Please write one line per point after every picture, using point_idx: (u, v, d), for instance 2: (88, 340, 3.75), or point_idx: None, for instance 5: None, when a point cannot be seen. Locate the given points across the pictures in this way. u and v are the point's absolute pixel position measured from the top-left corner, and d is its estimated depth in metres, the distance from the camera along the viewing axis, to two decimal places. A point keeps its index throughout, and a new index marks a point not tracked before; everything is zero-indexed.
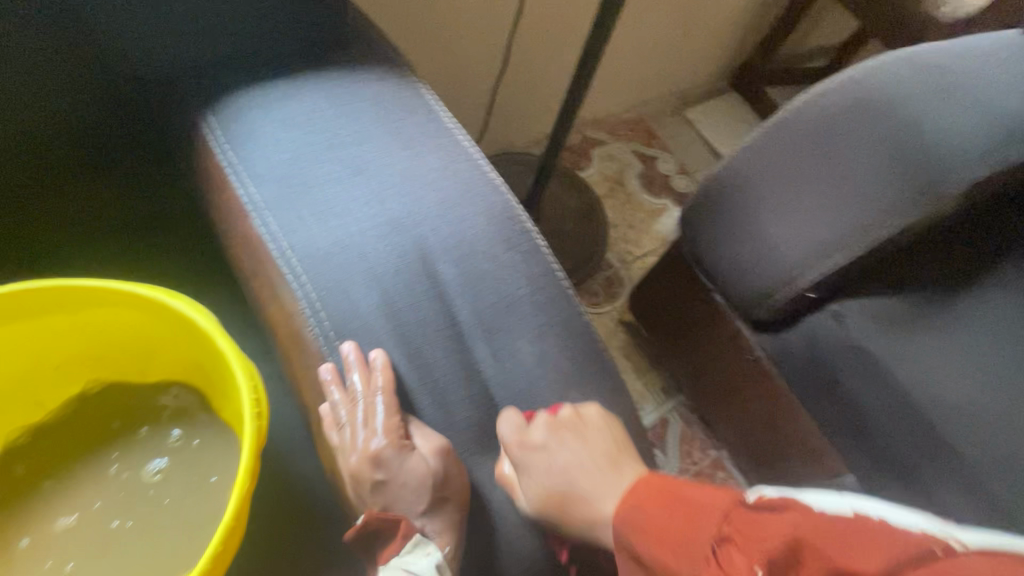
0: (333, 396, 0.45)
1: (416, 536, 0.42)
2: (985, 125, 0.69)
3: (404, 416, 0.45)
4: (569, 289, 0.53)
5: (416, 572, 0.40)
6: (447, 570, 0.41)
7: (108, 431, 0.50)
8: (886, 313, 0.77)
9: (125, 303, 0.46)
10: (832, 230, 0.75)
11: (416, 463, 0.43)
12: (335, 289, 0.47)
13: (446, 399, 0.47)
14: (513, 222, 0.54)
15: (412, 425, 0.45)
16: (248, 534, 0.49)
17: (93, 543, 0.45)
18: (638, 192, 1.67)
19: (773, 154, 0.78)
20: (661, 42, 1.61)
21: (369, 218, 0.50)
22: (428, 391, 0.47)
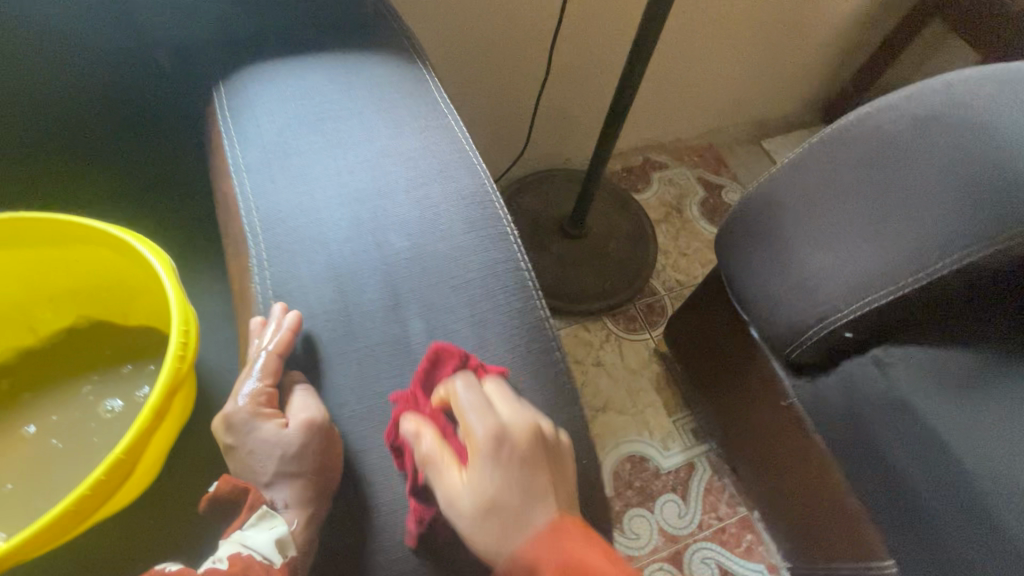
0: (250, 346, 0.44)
1: (262, 508, 0.39)
2: None
3: (317, 386, 0.43)
4: (529, 281, 0.50)
5: (251, 545, 0.37)
6: (290, 550, 0.38)
7: (81, 364, 0.53)
8: (941, 367, 0.66)
9: (105, 244, 0.49)
10: (877, 262, 0.66)
11: (275, 429, 0.41)
12: (285, 249, 0.47)
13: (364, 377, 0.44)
14: (482, 206, 0.52)
15: (296, 391, 0.43)
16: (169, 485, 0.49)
17: (38, 466, 0.48)
18: (697, 220, 1.57)
19: (818, 174, 0.71)
20: (737, 67, 1.53)
21: (334, 186, 0.51)
22: (347, 366, 0.44)
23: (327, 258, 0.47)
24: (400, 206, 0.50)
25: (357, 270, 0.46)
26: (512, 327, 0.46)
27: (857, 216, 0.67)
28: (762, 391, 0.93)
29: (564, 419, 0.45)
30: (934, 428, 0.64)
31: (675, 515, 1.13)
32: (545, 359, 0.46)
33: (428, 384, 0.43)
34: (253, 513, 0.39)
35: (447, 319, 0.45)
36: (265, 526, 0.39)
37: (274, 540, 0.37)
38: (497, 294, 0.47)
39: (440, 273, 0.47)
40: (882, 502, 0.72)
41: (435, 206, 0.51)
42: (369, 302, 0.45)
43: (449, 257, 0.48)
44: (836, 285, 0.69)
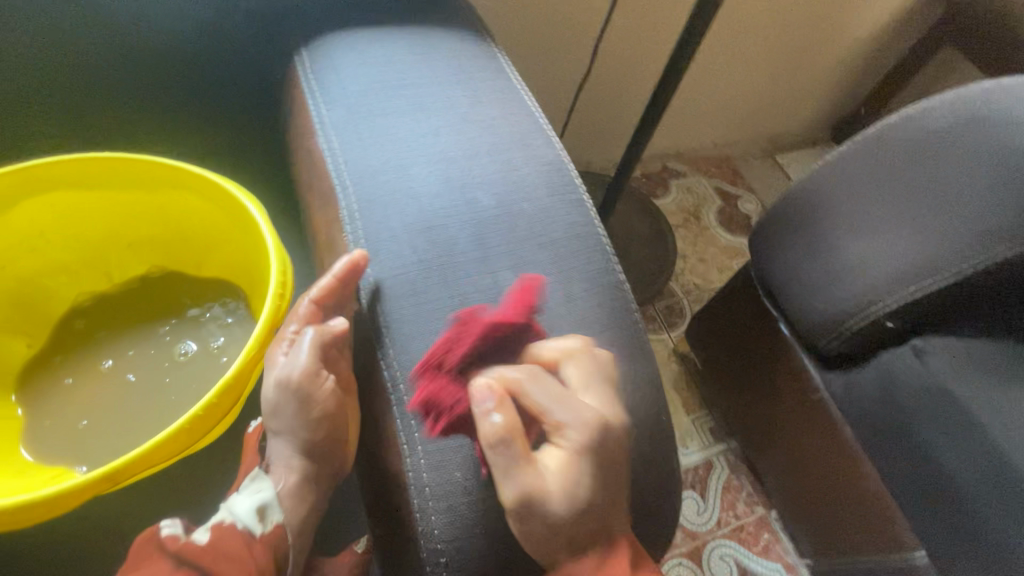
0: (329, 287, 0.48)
1: (256, 471, 0.49)
2: None
3: (409, 330, 0.44)
4: (607, 245, 0.51)
5: (236, 511, 0.45)
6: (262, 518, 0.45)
7: (154, 309, 0.53)
8: (977, 357, 0.69)
9: (195, 189, 0.50)
10: (922, 253, 0.68)
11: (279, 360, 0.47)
12: (375, 201, 0.49)
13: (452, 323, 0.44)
14: (561, 174, 0.54)
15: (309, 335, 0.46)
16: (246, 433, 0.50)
17: (113, 404, 0.48)
18: (715, 228, 1.60)
19: (862, 170, 0.74)
20: (760, 82, 1.57)
21: (421, 147, 0.52)
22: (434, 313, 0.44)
23: (418, 211, 0.48)
24: (486, 168, 0.52)
25: (447, 223, 0.48)
26: (595, 286, 0.48)
27: (903, 209, 0.70)
28: (788, 386, 0.94)
29: (644, 375, 0.46)
30: (973, 416, 0.66)
31: (694, 512, 1.14)
32: (625, 318, 0.48)
33: (520, 331, 0.44)
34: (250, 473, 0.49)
35: (535, 273, 0.47)
36: (251, 490, 0.46)
37: (256, 509, 0.45)
38: (579, 255, 0.49)
39: (526, 231, 0.49)
40: (916, 492, 0.73)
41: (518, 170, 0.52)
42: (460, 253, 0.46)
43: (535, 218, 0.50)
44: (879, 276, 0.71)
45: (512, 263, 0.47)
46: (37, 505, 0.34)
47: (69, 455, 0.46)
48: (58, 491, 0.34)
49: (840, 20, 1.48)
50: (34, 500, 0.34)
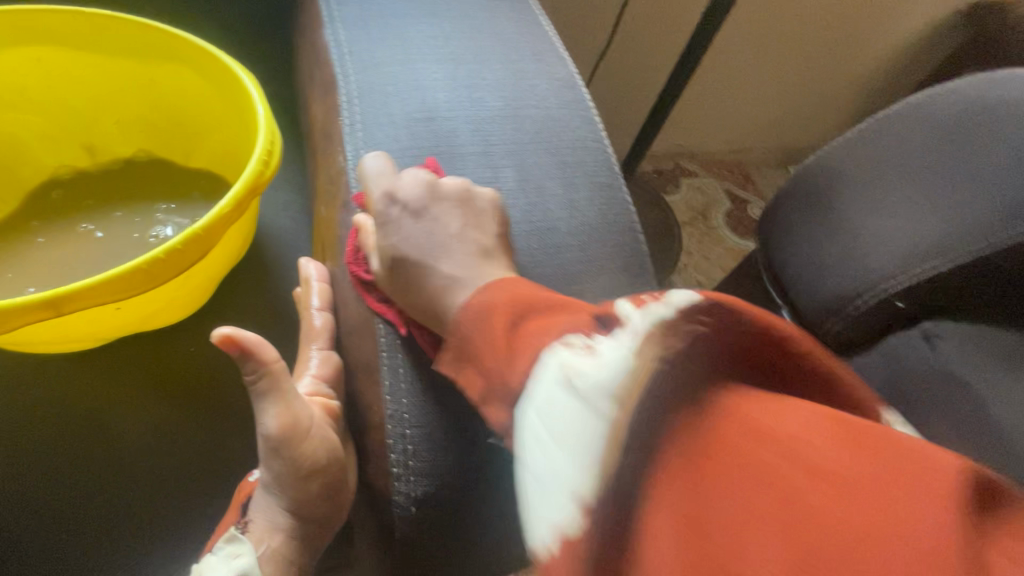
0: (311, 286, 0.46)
1: (231, 532, 0.42)
2: None
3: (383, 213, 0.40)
4: (614, 163, 0.48)
5: None
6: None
7: (131, 190, 0.51)
8: (987, 343, 0.67)
9: (191, 63, 0.48)
10: (941, 228, 0.65)
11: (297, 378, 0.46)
12: (376, 89, 0.46)
13: (433, 210, 0.41)
14: (573, 89, 0.51)
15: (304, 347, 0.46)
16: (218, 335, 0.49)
17: (75, 271, 0.45)
18: (722, 229, 1.58)
19: (886, 142, 0.70)
20: (780, 88, 1.56)
21: (430, 47, 0.50)
22: (419, 199, 0.41)
23: (419, 103, 0.46)
24: (495, 73, 0.49)
25: (449, 117, 0.45)
26: (599, 196, 0.45)
27: (925, 181, 0.67)
28: None
29: (644, 293, 0.43)
30: (992, 404, 0.63)
31: None
32: (628, 233, 0.45)
33: (517, 227, 0.41)
34: (221, 535, 0.42)
35: (538, 175, 0.44)
36: (228, 554, 0.42)
37: None
38: (586, 166, 0.46)
39: (531, 134, 0.46)
40: None
41: (529, 80, 0.50)
42: (459, 145, 0.44)
43: (542, 124, 0.47)
44: (891, 251, 0.68)
45: (513, 161, 0.44)
46: None
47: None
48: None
49: (867, 30, 1.46)
50: None
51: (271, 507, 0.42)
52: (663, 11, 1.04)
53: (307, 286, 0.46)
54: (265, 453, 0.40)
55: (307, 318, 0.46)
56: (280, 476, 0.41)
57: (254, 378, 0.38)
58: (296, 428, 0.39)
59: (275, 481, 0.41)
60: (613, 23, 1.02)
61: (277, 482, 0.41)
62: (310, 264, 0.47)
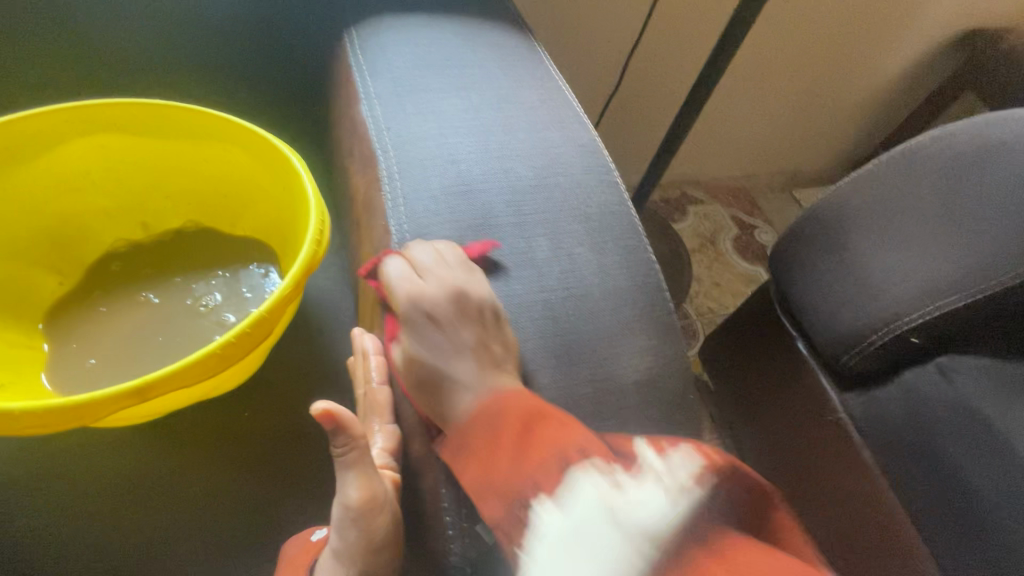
0: (371, 361, 0.48)
1: None
2: None
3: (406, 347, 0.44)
4: (638, 225, 0.51)
5: None
6: None
7: (182, 260, 0.54)
8: (1003, 376, 0.69)
9: (241, 144, 0.52)
10: (950, 267, 0.67)
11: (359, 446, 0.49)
12: (415, 165, 0.50)
13: (471, 282, 0.43)
14: (595, 155, 0.54)
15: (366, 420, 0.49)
16: (269, 398, 0.52)
17: (135, 341, 0.48)
18: (730, 255, 1.61)
19: (895, 181, 0.73)
20: (781, 116, 1.60)
21: (461, 120, 0.54)
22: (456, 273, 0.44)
23: (455, 177, 0.49)
24: (523, 143, 0.53)
25: (484, 189, 0.48)
26: (627, 260, 0.48)
27: (933, 222, 0.69)
28: (803, 406, 0.91)
29: (673, 350, 0.46)
30: (1009, 439, 0.65)
31: None
32: (655, 293, 0.47)
33: (553, 295, 0.44)
34: None
35: (569, 243, 0.47)
36: None
37: None
38: (612, 230, 0.49)
39: (561, 201, 0.49)
40: (942, 519, 0.71)
41: (555, 148, 0.53)
42: (495, 217, 0.47)
43: (569, 192, 0.50)
44: (903, 288, 0.70)
45: (546, 229, 0.47)
46: (68, 412, 0.34)
47: (84, 391, 0.45)
48: (89, 398, 0.34)
49: (864, 60, 1.50)
50: (62, 406, 0.34)
51: (332, 573, 0.43)
52: (668, 55, 1.08)
53: (366, 359, 0.49)
54: (340, 521, 0.42)
55: (367, 390, 0.49)
56: (351, 547, 0.42)
57: (343, 451, 0.41)
58: (373, 499, 0.42)
59: (345, 550, 0.43)
60: (620, 66, 1.07)
61: (346, 551, 0.43)
62: (365, 337, 0.50)
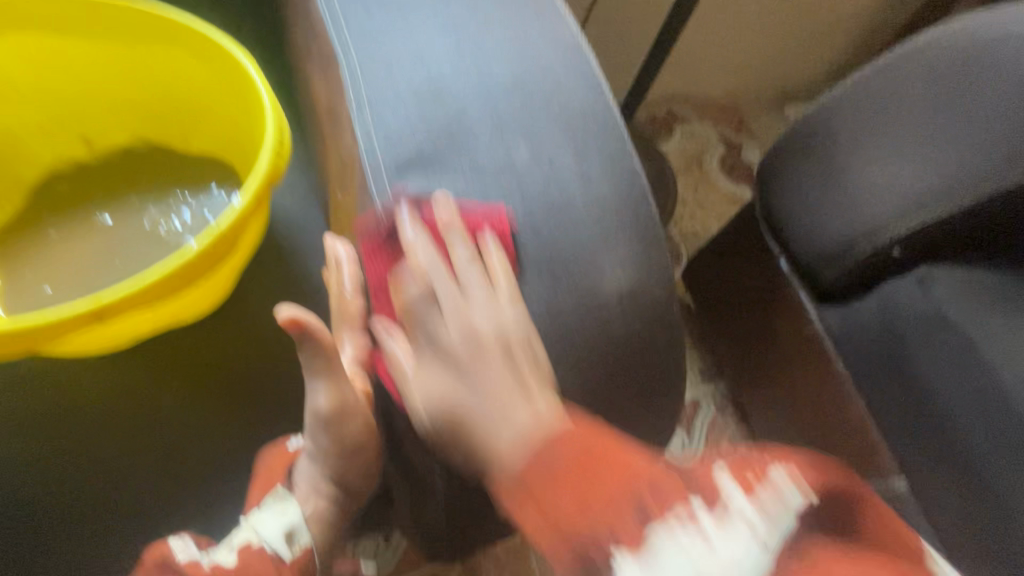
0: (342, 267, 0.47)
1: (278, 491, 0.50)
2: None
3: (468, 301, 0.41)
4: (624, 131, 0.48)
5: (265, 533, 0.48)
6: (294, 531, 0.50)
7: (132, 179, 0.50)
8: (980, 285, 0.69)
9: (184, 44, 0.47)
10: (939, 175, 0.66)
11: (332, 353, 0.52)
12: (380, 65, 0.45)
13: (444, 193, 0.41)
14: (577, 53, 0.50)
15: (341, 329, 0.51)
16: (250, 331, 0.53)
17: (91, 265, 0.46)
18: (717, 175, 1.58)
19: (890, 85, 0.70)
20: (775, 24, 1.51)
21: (428, 13, 0.48)
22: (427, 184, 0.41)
23: (424, 78, 0.45)
24: (498, 39, 0.48)
25: (457, 91, 0.44)
26: (611, 167, 0.45)
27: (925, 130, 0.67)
28: (782, 320, 0.94)
29: (657, 261, 0.44)
30: (977, 345, 0.66)
31: (679, 447, 1.16)
32: (639, 202, 0.45)
33: (532, 205, 0.42)
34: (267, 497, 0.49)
35: (549, 149, 0.44)
36: (276, 510, 0.49)
37: (284, 534, 0.48)
38: (596, 135, 0.46)
39: (540, 104, 0.46)
40: (906, 422, 0.75)
41: (533, 45, 0.49)
42: (469, 122, 0.43)
43: (550, 94, 0.47)
44: (889, 199, 0.69)
45: (524, 135, 0.44)
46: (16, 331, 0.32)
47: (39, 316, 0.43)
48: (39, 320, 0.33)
49: None
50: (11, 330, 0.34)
51: (313, 472, 0.52)
52: None
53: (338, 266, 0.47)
54: (313, 425, 0.48)
55: (340, 299, 0.49)
56: (324, 448, 0.50)
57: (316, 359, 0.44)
58: (341, 407, 0.47)
59: (319, 451, 0.50)
60: None
61: (322, 454, 0.50)
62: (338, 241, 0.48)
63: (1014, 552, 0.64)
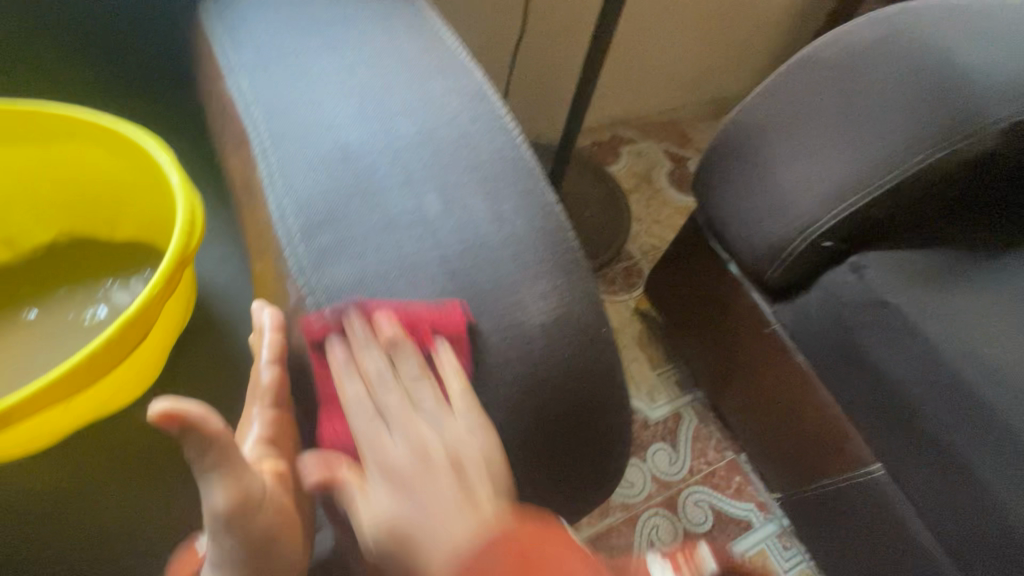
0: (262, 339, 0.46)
1: None
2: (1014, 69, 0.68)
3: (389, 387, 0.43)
4: (536, 169, 0.50)
5: None
6: None
7: (60, 275, 0.50)
8: (914, 265, 0.71)
9: (99, 141, 0.48)
10: (849, 169, 0.71)
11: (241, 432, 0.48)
12: (290, 135, 0.47)
13: (359, 250, 0.42)
14: (484, 102, 0.53)
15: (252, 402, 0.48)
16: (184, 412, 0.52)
17: (15, 368, 0.45)
18: (667, 190, 1.62)
19: (793, 94, 0.76)
20: (697, 44, 1.60)
21: (337, 82, 0.50)
22: (341, 243, 0.42)
23: (335, 143, 0.46)
24: (406, 98, 0.50)
25: (367, 152, 0.46)
26: (525, 205, 0.47)
27: (830, 131, 0.73)
28: (742, 322, 0.95)
29: (578, 288, 0.45)
30: (919, 324, 0.68)
31: (666, 462, 1.14)
32: (556, 233, 0.47)
33: (449, 249, 0.43)
34: None
35: (461, 194, 0.45)
36: None
37: None
38: (509, 175, 0.48)
39: (449, 153, 0.47)
40: (872, 407, 0.75)
41: (441, 99, 0.51)
42: (380, 179, 0.45)
43: (458, 142, 0.48)
44: (811, 196, 0.73)
45: (436, 184, 0.45)
46: None
47: None
48: None
49: None
50: None
51: None
52: None
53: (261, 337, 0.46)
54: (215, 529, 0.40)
55: (256, 372, 0.48)
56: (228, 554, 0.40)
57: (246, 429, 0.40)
58: (247, 499, 0.40)
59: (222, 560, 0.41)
60: None
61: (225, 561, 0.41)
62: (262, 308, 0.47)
63: (992, 523, 0.64)
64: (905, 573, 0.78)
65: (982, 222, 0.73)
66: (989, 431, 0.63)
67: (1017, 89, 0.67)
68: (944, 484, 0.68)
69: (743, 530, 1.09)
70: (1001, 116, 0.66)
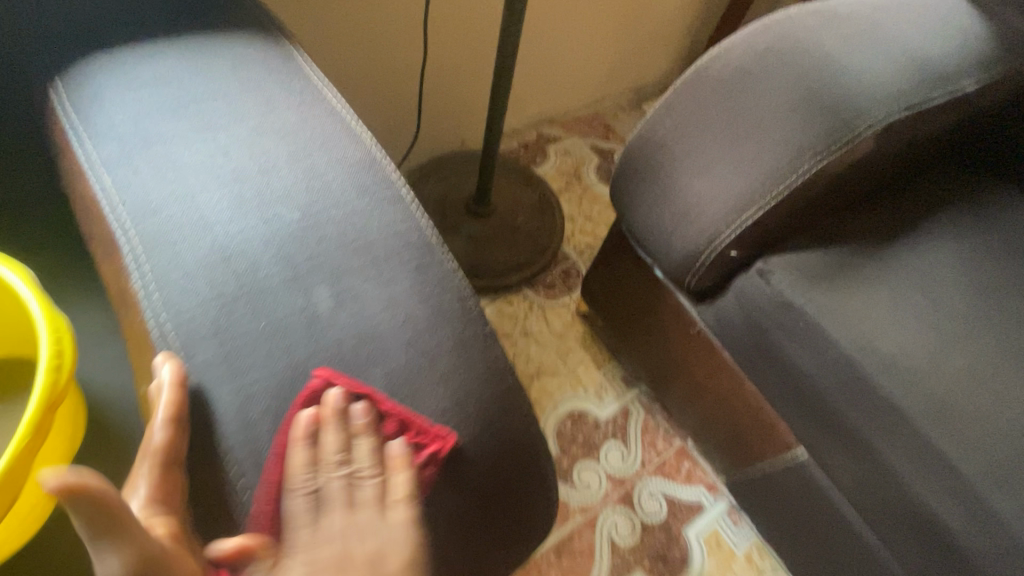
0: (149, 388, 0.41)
1: None
2: (881, 71, 0.72)
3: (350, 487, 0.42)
4: (434, 238, 0.50)
5: None
6: None
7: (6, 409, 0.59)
8: (811, 265, 0.75)
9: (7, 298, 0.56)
10: (745, 181, 0.74)
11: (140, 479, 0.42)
12: (162, 239, 0.45)
13: (251, 361, 0.42)
14: (374, 171, 0.51)
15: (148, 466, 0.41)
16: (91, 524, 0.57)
17: None
18: (596, 184, 1.64)
19: (688, 109, 0.78)
20: (608, 36, 1.61)
21: (210, 170, 0.48)
22: (230, 356, 0.42)
23: (213, 243, 0.45)
24: (286, 181, 0.48)
25: (249, 250, 0.45)
26: (421, 283, 0.47)
27: (724, 145, 0.75)
28: (672, 323, 0.99)
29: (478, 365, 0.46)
30: (818, 322, 0.72)
31: (619, 460, 1.18)
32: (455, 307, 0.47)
33: (344, 344, 0.43)
34: None
35: (354, 283, 0.45)
36: None
37: None
38: (401, 253, 0.47)
39: (336, 238, 0.46)
40: (790, 399, 0.80)
41: (325, 175, 0.50)
42: (267, 279, 0.44)
43: (346, 224, 0.47)
44: (714, 209, 0.76)
45: (326, 275, 0.45)
46: None
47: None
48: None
49: None
50: None
51: None
52: None
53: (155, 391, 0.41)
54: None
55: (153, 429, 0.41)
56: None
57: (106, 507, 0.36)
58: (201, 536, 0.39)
59: None
60: None
61: None
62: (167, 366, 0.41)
63: (898, 495, 0.71)
64: (837, 542, 0.85)
65: (871, 215, 0.78)
66: (887, 416, 0.69)
67: (885, 95, 0.71)
68: (856, 465, 0.74)
69: (696, 513, 1.14)
70: (870, 120, 0.71)
